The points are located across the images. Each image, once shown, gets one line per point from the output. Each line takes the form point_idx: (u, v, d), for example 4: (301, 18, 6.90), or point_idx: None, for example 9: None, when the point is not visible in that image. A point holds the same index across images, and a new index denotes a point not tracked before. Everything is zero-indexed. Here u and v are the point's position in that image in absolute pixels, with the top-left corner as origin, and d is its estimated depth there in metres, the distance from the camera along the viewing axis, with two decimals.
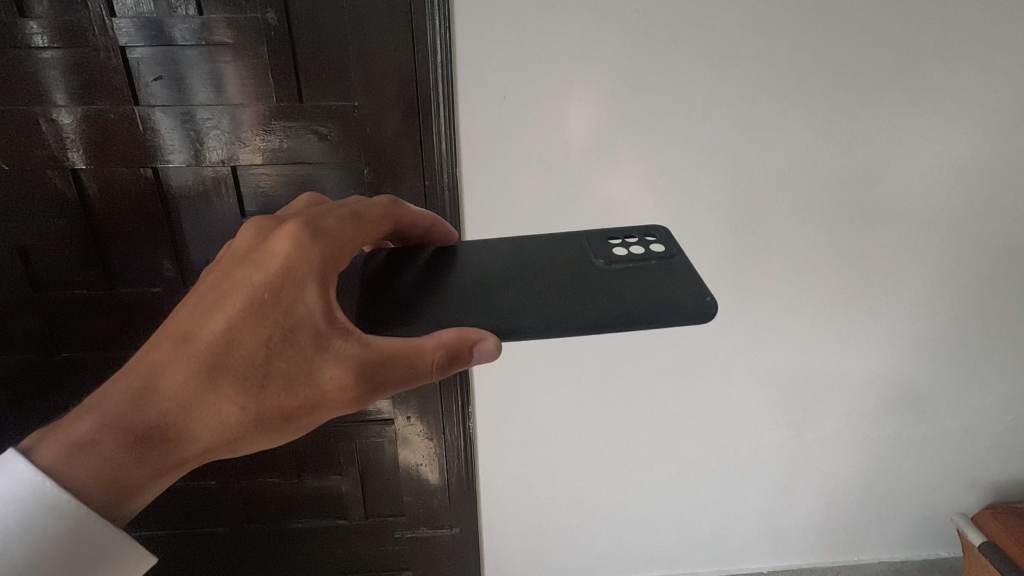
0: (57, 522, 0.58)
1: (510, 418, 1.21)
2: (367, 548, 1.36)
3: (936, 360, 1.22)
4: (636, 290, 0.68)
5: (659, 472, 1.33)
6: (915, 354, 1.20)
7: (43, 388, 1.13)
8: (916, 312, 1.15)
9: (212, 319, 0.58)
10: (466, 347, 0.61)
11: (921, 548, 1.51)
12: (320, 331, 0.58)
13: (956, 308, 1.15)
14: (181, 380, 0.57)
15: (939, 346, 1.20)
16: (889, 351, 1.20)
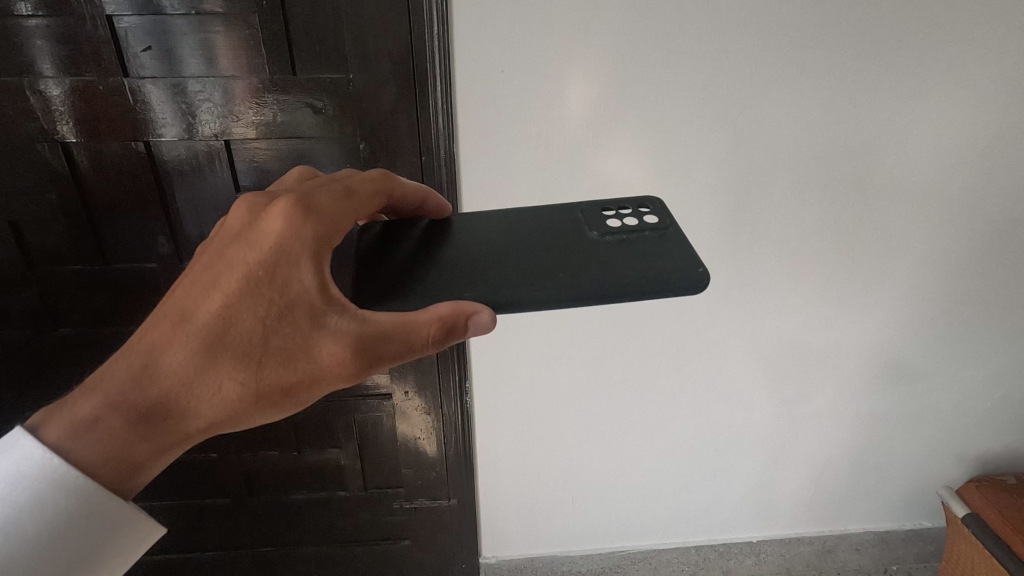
0: (66, 496, 0.59)
1: (508, 392, 1.23)
2: (366, 519, 1.38)
3: (930, 337, 1.23)
4: (630, 261, 0.68)
5: (655, 445, 1.35)
6: (908, 332, 1.22)
7: (40, 363, 1.14)
8: (910, 289, 1.15)
9: (209, 298, 0.58)
10: (462, 319, 0.61)
11: (908, 519, 1.53)
12: (317, 306, 0.59)
13: (951, 286, 1.16)
14: (181, 359, 0.58)
15: (931, 324, 1.21)
16: (883, 328, 1.21)
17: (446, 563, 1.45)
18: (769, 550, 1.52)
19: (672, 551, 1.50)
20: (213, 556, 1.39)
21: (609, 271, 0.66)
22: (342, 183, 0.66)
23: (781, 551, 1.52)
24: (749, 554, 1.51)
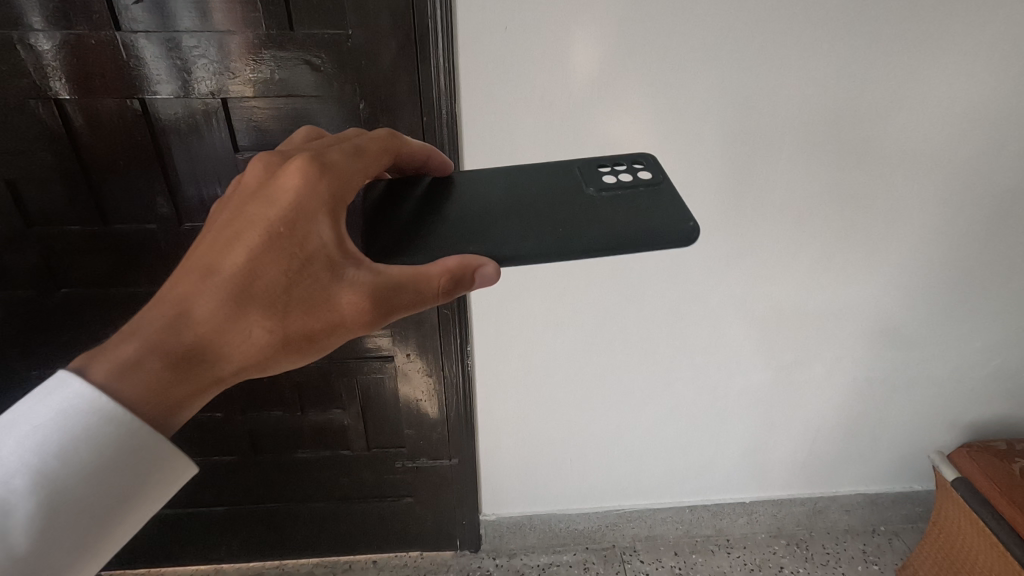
0: (93, 454, 0.53)
1: (508, 356, 1.24)
2: (368, 477, 1.41)
3: (930, 304, 1.23)
4: (623, 215, 0.68)
5: (653, 408, 1.37)
6: (908, 300, 1.22)
7: (44, 324, 1.15)
8: (913, 257, 1.15)
9: (235, 248, 0.57)
10: (466, 273, 0.62)
11: (901, 482, 1.55)
12: (335, 258, 0.58)
13: (955, 253, 1.15)
14: (209, 307, 0.56)
15: (932, 292, 1.21)
16: (884, 296, 1.21)
17: (446, 519, 1.48)
18: (762, 511, 1.55)
19: (667, 511, 1.53)
20: (220, 511, 1.43)
21: (602, 226, 0.66)
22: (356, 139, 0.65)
23: (774, 512, 1.55)
24: (743, 514, 1.54)
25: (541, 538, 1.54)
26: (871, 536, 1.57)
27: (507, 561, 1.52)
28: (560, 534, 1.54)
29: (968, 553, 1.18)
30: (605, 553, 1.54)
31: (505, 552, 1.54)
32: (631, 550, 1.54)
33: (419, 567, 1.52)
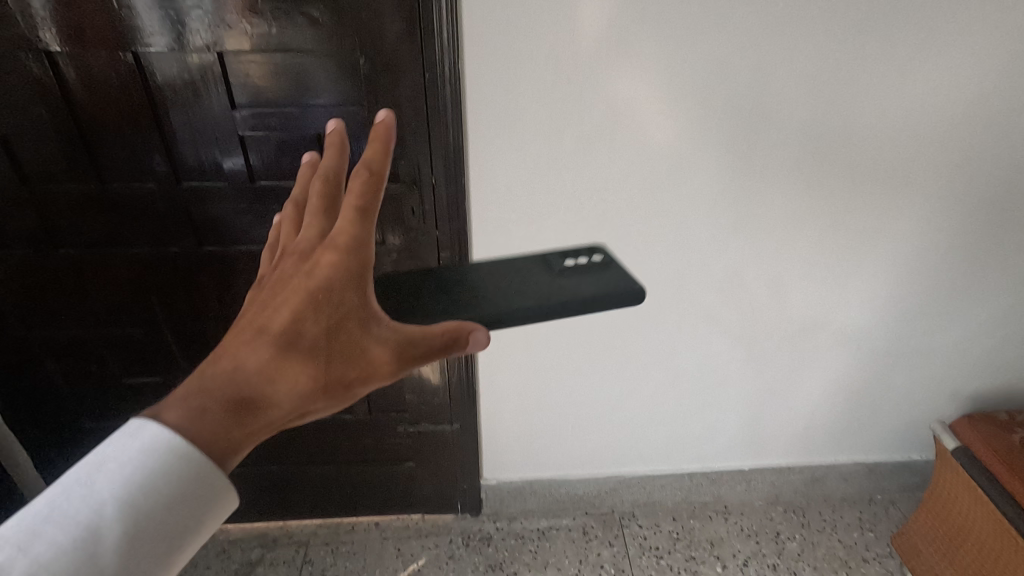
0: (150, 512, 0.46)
1: (510, 321, 1.25)
2: (370, 442, 1.42)
3: (933, 271, 1.23)
4: (572, 298, 0.65)
5: (655, 376, 1.37)
6: (912, 269, 1.22)
7: (43, 286, 1.14)
8: (913, 225, 1.16)
9: (278, 304, 0.53)
10: (464, 333, 0.59)
11: (899, 452, 1.56)
12: (364, 315, 0.55)
13: (958, 218, 1.15)
14: (252, 368, 0.51)
15: (933, 263, 1.22)
16: (886, 265, 1.21)
17: (447, 483, 1.50)
18: (761, 478, 1.56)
19: (667, 478, 1.54)
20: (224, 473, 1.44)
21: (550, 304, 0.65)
22: (361, 165, 0.56)
23: (773, 480, 1.56)
24: (741, 481, 1.56)
25: (541, 503, 1.55)
26: (868, 504, 1.58)
27: (507, 525, 1.54)
28: (560, 498, 1.55)
29: (972, 525, 1.18)
30: (604, 518, 1.56)
31: (505, 516, 1.56)
32: (630, 515, 1.56)
33: (420, 530, 1.54)
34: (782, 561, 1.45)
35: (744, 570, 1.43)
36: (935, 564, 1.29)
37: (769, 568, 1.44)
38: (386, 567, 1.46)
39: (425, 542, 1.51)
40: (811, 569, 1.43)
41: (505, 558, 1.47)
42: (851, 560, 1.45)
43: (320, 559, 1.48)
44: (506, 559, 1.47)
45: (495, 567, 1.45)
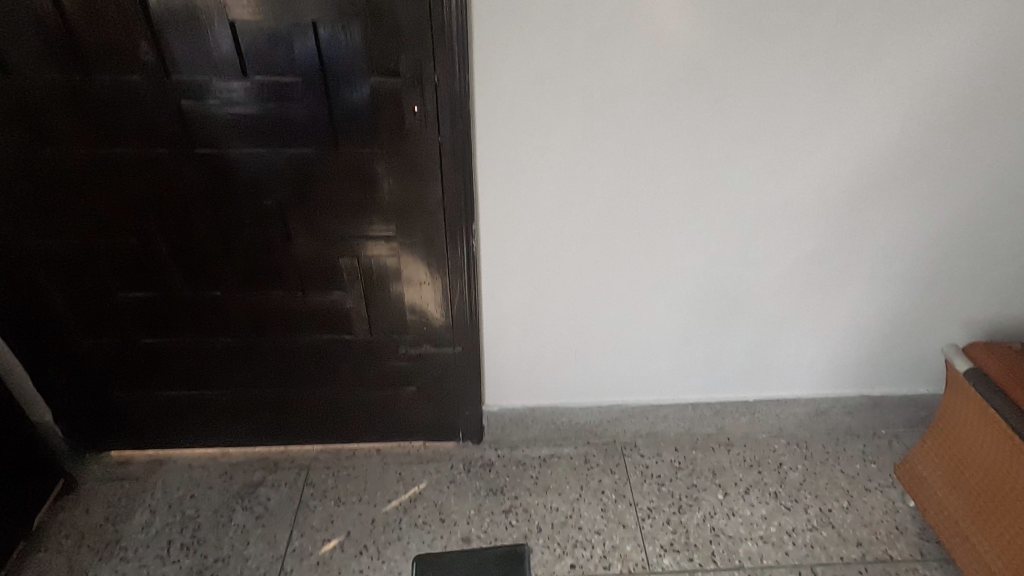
0: None
1: (515, 234, 1.24)
2: (370, 364, 1.40)
3: (946, 185, 1.21)
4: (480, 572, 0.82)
5: (662, 299, 1.35)
6: (921, 183, 1.21)
7: (29, 196, 1.10)
8: (918, 136, 1.15)
9: None
10: None
11: (906, 385, 1.54)
12: None
13: (968, 125, 1.14)
14: None
15: (942, 179, 1.20)
16: (895, 180, 1.20)
17: (449, 409, 1.48)
18: (765, 411, 1.54)
19: (670, 408, 1.53)
20: (224, 395, 1.43)
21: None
22: None
23: (777, 412, 1.55)
24: (745, 413, 1.54)
25: (543, 431, 1.55)
26: (872, 438, 1.57)
27: (509, 452, 1.54)
28: (562, 427, 1.55)
29: (976, 444, 1.18)
30: (606, 447, 1.55)
31: (506, 444, 1.56)
32: (632, 446, 1.55)
33: (421, 456, 1.53)
34: (784, 488, 1.44)
35: (747, 497, 1.42)
36: (939, 492, 1.28)
37: (770, 496, 1.43)
38: (387, 490, 1.44)
39: (426, 467, 1.50)
40: (814, 496, 1.42)
41: (507, 482, 1.46)
42: (853, 488, 1.44)
43: (321, 481, 1.46)
44: (508, 483, 1.46)
45: (496, 490, 1.44)
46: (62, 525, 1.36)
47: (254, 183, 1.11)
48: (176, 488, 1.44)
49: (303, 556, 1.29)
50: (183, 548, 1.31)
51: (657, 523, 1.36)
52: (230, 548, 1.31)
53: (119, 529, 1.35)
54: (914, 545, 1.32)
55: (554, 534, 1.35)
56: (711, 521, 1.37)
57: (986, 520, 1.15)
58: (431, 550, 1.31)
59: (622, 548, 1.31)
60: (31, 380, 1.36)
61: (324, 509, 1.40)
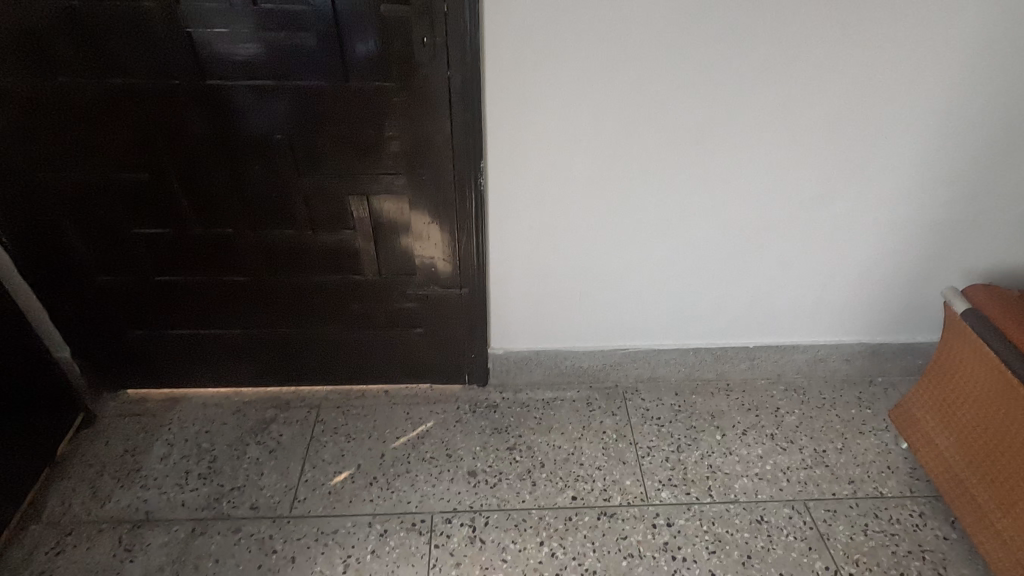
0: None
1: (523, 174, 1.25)
2: (378, 305, 1.43)
3: (953, 129, 1.20)
4: None
5: (666, 242, 1.36)
6: (929, 126, 1.20)
7: (44, 128, 1.12)
8: (930, 76, 1.14)
9: None
10: None
11: (904, 333, 1.57)
12: None
13: (981, 65, 1.13)
14: None
15: (952, 122, 1.20)
16: (904, 123, 1.20)
17: (455, 352, 1.52)
18: (764, 357, 1.58)
19: (672, 353, 1.57)
20: (236, 334, 1.47)
21: None
22: None
23: (776, 358, 1.58)
24: (744, 359, 1.58)
25: (547, 375, 1.59)
26: (868, 385, 1.61)
27: (513, 394, 1.59)
28: (565, 371, 1.59)
29: (971, 385, 1.20)
30: (607, 390, 1.59)
31: (511, 387, 1.60)
32: (633, 390, 1.60)
33: (428, 397, 1.57)
34: (780, 431, 1.49)
35: (744, 438, 1.47)
36: (931, 432, 1.32)
37: (767, 437, 1.47)
38: (395, 428, 1.49)
39: (433, 407, 1.55)
40: (809, 438, 1.47)
41: (511, 422, 1.51)
42: (847, 431, 1.49)
43: (331, 419, 1.51)
44: (512, 423, 1.51)
45: (501, 429, 1.49)
46: (83, 456, 1.41)
47: (264, 117, 1.12)
48: (191, 424, 1.49)
49: (316, 487, 1.35)
50: (200, 477, 1.36)
51: (656, 461, 1.41)
52: (245, 478, 1.36)
53: (138, 459, 1.40)
54: (904, 483, 1.37)
55: (557, 469, 1.39)
56: (709, 460, 1.41)
57: (975, 457, 1.19)
58: (438, 482, 1.36)
59: (622, 483, 1.36)
60: (48, 318, 1.40)
61: (334, 444, 1.45)
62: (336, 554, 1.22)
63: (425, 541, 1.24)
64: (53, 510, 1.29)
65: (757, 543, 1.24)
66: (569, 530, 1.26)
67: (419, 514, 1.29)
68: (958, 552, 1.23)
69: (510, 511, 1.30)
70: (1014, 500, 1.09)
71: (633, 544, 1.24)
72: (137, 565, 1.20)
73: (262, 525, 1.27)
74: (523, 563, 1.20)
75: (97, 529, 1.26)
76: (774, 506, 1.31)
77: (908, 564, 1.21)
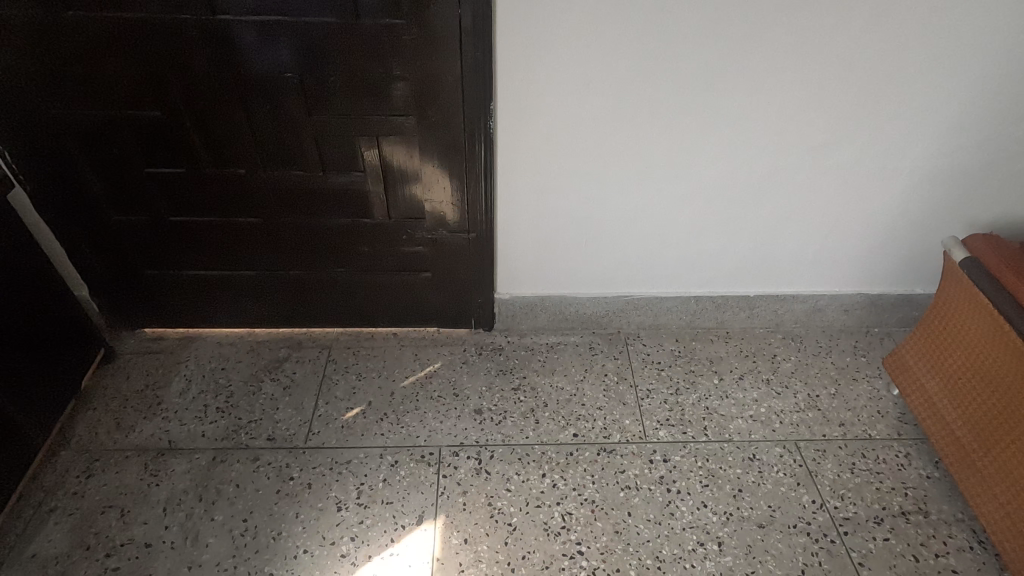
0: None
1: (532, 117, 1.25)
2: (388, 249, 1.46)
3: (967, 77, 1.19)
4: None
5: (672, 189, 1.37)
6: (942, 74, 1.19)
7: (54, 64, 1.12)
8: (948, 20, 1.12)
9: None
10: None
11: (903, 285, 1.59)
12: None
13: (999, 11, 1.11)
14: None
15: (968, 67, 1.18)
16: (918, 69, 1.18)
17: (462, 296, 1.56)
18: (764, 306, 1.62)
19: (673, 301, 1.60)
20: (249, 275, 1.50)
21: None
22: None
23: (775, 308, 1.62)
24: (744, 308, 1.62)
25: (551, 320, 1.64)
26: (864, 335, 1.66)
27: (518, 338, 1.64)
28: (569, 317, 1.64)
29: (965, 332, 1.23)
30: (610, 336, 1.64)
31: (516, 331, 1.66)
32: (635, 336, 1.65)
33: (436, 340, 1.62)
34: (776, 376, 1.54)
35: (740, 383, 1.52)
36: (922, 377, 1.36)
37: (763, 381, 1.53)
38: (404, 368, 1.55)
39: (441, 349, 1.60)
40: (803, 383, 1.52)
41: (516, 364, 1.56)
42: (841, 377, 1.54)
43: (342, 359, 1.57)
44: (517, 365, 1.56)
45: (506, 371, 1.54)
46: (106, 389, 1.47)
47: (273, 55, 1.12)
48: (208, 361, 1.55)
49: (329, 421, 1.41)
50: (219, 411, 1.43)
51: (655, 402, 1.47)
52: (261, 412, 1.43)
53: (159, 393, 1.47)
54: (893, 426, 1.43)
55: (559, 408, 1.45)
56: (706, 402, 1.47)
57: (963, 401, 1.24)
58: (445, 419, 1.42)
59: (621, 422, 1.42)
60: (67, 257, 1.43)
61: (346, 382, 1.51)
62: (349, 482, 1.29)
63: (434, 472, 1.31)
64: (81, 437, 1.36)
65: (748, 478, 1.31)
66: (570, 464, 1.33)
67: (428, 447, 1.36)
68: (939, 489, 1.29)
69: (514, 445, 1.37)
70: (997, 441, 1.15)
71: (630, 477, 1.31)
72: (163, 488, 1.27)
73: (279, 454, 1.34)
74: (526, 492, 1.27)
75: (124, 455, 1.33)
76: (766, 445, 1.37)
77: (891, 499, 1.27)
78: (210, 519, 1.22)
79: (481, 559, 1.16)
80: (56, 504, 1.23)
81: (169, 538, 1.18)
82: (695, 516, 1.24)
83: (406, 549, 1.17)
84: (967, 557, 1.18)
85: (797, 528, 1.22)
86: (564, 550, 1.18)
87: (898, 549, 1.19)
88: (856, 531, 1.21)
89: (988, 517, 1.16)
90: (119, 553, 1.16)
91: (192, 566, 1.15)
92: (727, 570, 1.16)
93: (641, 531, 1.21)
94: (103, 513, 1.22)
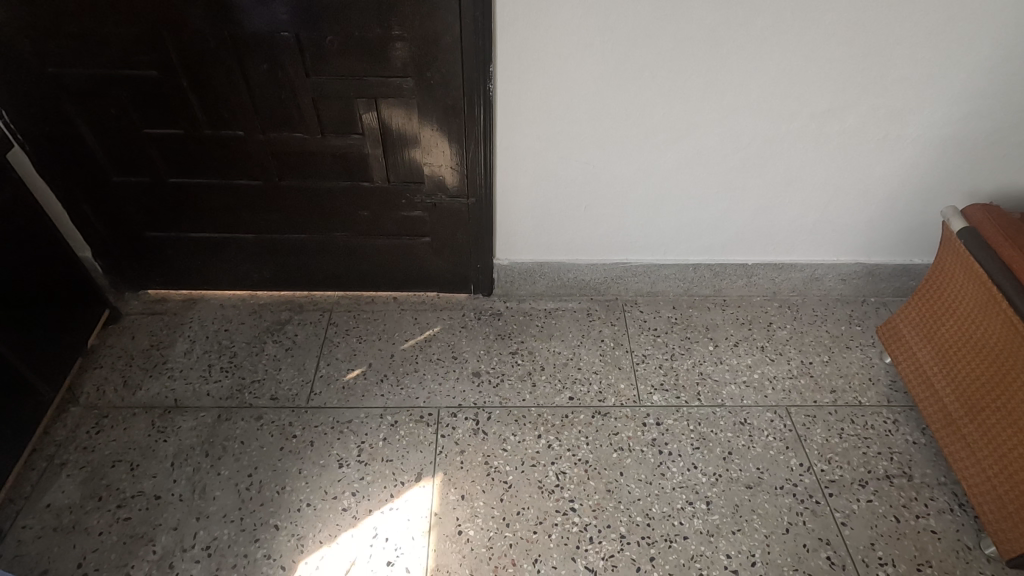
0: None
1: (533, 78, 1.22)
2: (387, 213, 1.46)
3: (981, 42, 1.16)
4: None
5: (673, 153, 1.36)
6: (954, 40, 1.16)
7: (50, 21, 1.10)
8: None
9: None
10: None
11: (901, 255, 1.60)
12: None
13: None
14: None
15: (981, 31, 1.15)
16: (931, 33, 1.15)
17: (461, 261, 1.57)
18: (762, 275, 1.63)
19: (672, 268, 1.61)
20: (249, 237, 1.51)
21: None
22: None
23: (773, 275, 1.63)
24: (743, 276, 1.64)
25: (550, 286, 1.66)
26: (860, 304, 1.67)
27: (516, 304, 1.66)
28: (568, 283, 1.65)
29: (959, 302, 1.24)
30: (607, 303, 1.66)
31: (514, 296, 1.67)
32: (632, 303, 1.66)
33: (435, 305, 1.64)
34: (771, 343, 1.56)
35: (736, 349, 1.54)
36: (915, 345, 1.38)
37: (757, 349, 1.55)
38: (404, 331, 1.57)
39: (440, 314, 1.62)
40: (798, 351, 1.54)
41: (514, 329, 1.59)
42: (835, 346, 1.56)
43: (343, 322, 1.59)
44: (515, 330, 1.58)
45: (504, 335, 1.57)
46: (113, 348, 1.50)
47: (270, 13, 1.10)
48: (211, 322, 1.57)
49: (330, 382, 1.44)
50: (222, 370, 1.46)
51: (650, 367, 1.49)
52: (265, 372, 1.46)
53: (164, 353, 1.50)
54: (883, 394, 1.45)
55: (556, 372, 1.48)
56: (700, 367, 1.50)
57: (953, 370, 1.26)
58: (444, 380, 1.45)
59: (617, 386, 1.45)
60: (70, 218, 1.44)
61: (347, 344, 1.53)
62: (350, 440, 1.33)
63: (433, 432, 1.35)
64: (89, 395, 1.40)
65: (739, 441, 1.34)
66: (565, 425, 1.36)
67: (427, 408, 1.39)
68: (925, 455, 1.33)
69: (511, 407, 1.40)
70: (986, 410, 1.17)
71: (624, 439, 1.34)
72: (170, 444, 1.31)
73: (282, 413, 1.37)
74: (522, 452, 1.31)
75: (132, 412, 1.37)
76: (757, 411, 1.40)
77: (876, 463, 1.31)
78: (216, 473, 1.26)
79: (478, 514, 1.21)
80: (67, 458, 1.28)
81: (177, 491, 1.23)
82: (686, 476, 1.28)
83: (405, 504, 1.22)
84: (947, 519, 1.22)
85: (783, 489, 1.26)
86: (557, 507, 1.22)
87: (881, 510, 1.23)
88: (841, 493, 1.25)
89: (970, 482, 1.18)
90: (130, 504, 1.21)
91: (200, 517, 1.19)
92: (715, 527, 1.20)
93: (633, 490, 1.25)
94: (114, 466, 1.27)
